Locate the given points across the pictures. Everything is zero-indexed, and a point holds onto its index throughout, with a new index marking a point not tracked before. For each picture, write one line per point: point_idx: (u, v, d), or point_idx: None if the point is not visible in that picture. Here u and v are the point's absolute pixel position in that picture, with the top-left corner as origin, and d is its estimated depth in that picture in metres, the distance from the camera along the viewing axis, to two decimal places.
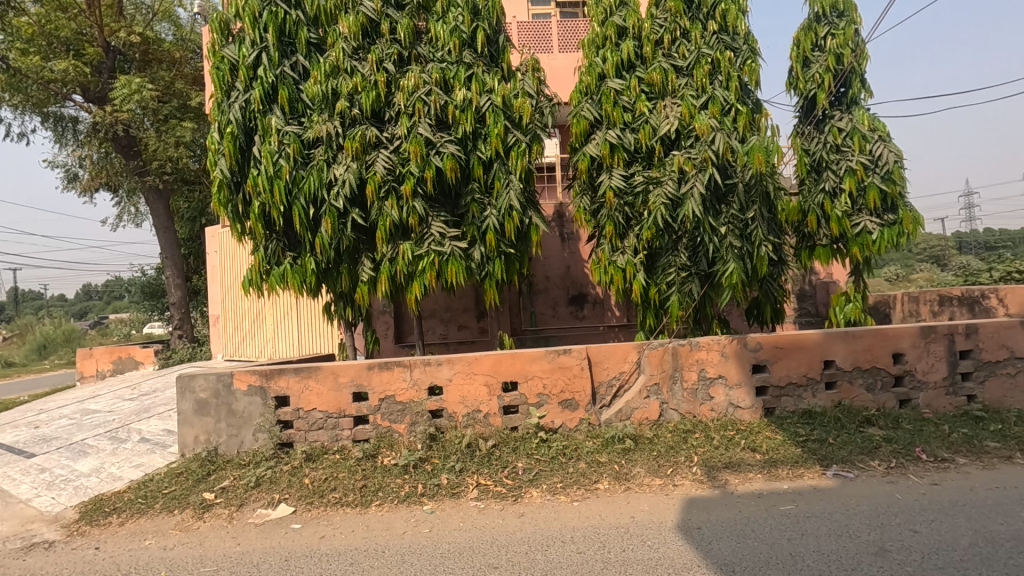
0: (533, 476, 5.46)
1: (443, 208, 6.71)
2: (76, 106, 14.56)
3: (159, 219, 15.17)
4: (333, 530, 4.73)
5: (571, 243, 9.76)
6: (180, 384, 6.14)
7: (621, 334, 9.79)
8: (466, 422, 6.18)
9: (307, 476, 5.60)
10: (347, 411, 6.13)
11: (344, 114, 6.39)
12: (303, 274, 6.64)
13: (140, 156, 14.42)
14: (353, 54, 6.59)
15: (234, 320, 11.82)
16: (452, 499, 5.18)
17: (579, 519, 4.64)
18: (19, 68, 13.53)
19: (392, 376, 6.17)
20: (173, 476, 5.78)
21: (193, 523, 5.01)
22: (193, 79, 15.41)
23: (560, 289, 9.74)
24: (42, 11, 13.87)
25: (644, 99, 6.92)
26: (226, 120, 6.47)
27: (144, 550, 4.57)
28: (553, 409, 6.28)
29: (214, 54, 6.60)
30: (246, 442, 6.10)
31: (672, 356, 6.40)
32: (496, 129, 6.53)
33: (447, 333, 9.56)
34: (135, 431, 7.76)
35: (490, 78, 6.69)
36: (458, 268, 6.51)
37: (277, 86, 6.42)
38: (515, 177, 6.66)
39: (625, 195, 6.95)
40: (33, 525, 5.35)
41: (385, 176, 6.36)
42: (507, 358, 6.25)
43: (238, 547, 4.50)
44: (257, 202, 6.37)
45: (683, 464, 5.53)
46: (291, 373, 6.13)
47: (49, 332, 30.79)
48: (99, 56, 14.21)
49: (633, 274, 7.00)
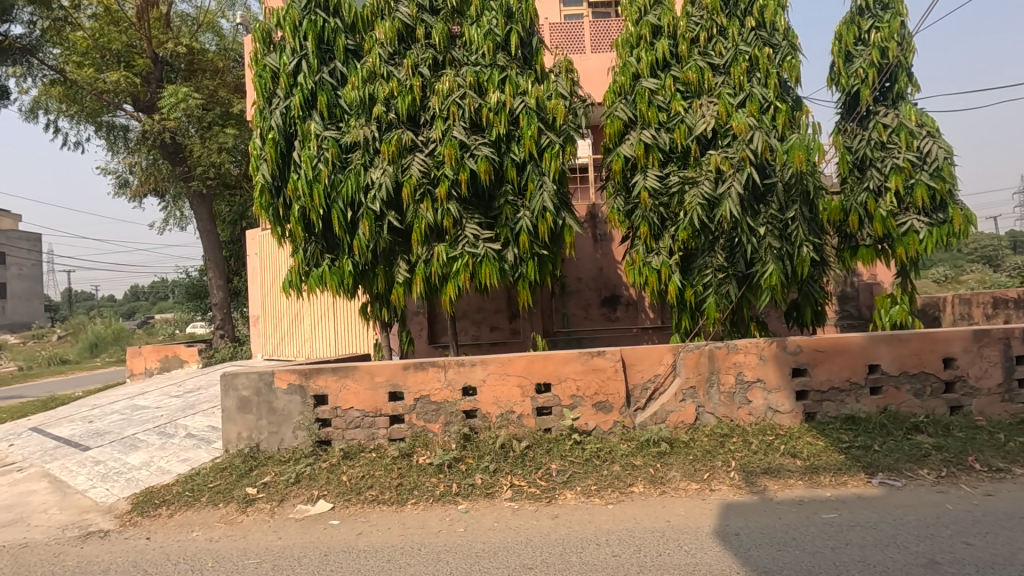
0: (567, 478, 5.45)
1: (476, 210, 6.77)
2: (127, 115, 15.25)
3: (203, 222, 15.72)
4: (370, 527, 4.82)
5: (604, 244, 9.68)
6: (224, 382, 6.36)
7: (655, 336, 9.67)
8: (500, 423, 6.22)
9: (345, 473, 5.73)
10: (383, 411, 6.24)
11: (380, 118, 6.51)
12: (341, 275, 6.78)
13: (185, 162, 14.98)
14: (389, 60, 6.71)
15: (274, 320, 12.16)
16: (487, 499, 5.22)
17: (613, 522, 4.61)
18: (75, 80, 14.36)
19: (427, 376, 6.25)
20: (218, 471, 5.99)
21: (236, 516, 5.19)
22: (235, 87, 15.76)
23: (593, 290, 9.69)
24: (97, 26, 14.64)
25: (680, 98, 6.83)
26: (268, 127, 6.66)
27: (191, 541, 4.75)
28: (587, 411, 6.25)
29: (257, 62, 6.80)
30: (286, 439, 6.27)
31: (709, 359, 6.30)
32: (530, 130, 6.56)
33: (480, 334, 9.63)
34: (181, 427, 8.06)
35: (523, 81, 6.72)
36: (492, 270, 6.56)
37: (316, 93, 6.58)
38: (549, 178, 6.66)
39: (660, 196, 6.86)
40: (89, 515, 5.63)
41: (420, 179, 6.45)
42: (541, 359, 6.27)
43: (280, 541, 4.63)
44: (297, 206, 6.55)
45: (720, 468, 5.44)
46: (329, 372, 6.28)
47: (100, 331, 32.21)
48: (148, 67, 14.84)
49: (668, 275, 6.90)
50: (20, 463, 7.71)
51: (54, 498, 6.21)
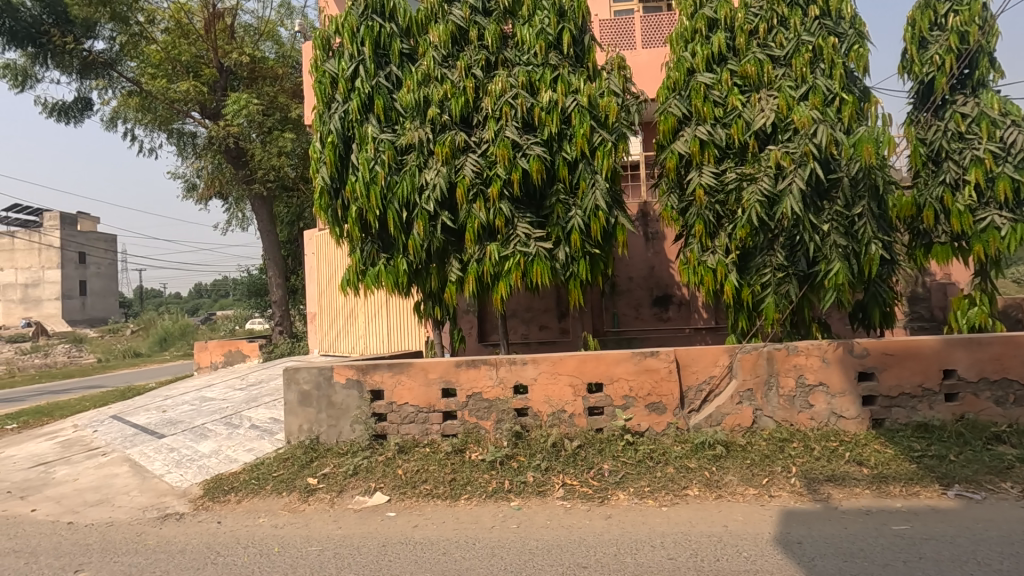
0: (620, 479, 5.41)
1: (528, 209, 6.80)
2: (195, 122, 16.09)
3: (263, 223, 16.46)
4: (425, 520, 4.94)
5: (656, 242, 9.53)
6: (286, 376, 6.63)
7: (708, 337, 9.44)
8: (552, 421, 6.22)
9: (400, 467, 5.88)
10: (436, 407, 6.37)
11: (434, 120, 6.64)
12: (396, 275, 6.95)
13: (247, 165, 15.73)
14: (443, 62, 6.82)
15: (330, 317, 12.60)
16: (539, 497, 5.24)
17: (668, 524, 4.55)
18: (149, 91, 15.33)
19: (479, 374, 6.33)
20: (281, 461, 6.27)
21: (299, 505, 5.42)
22: (293, 93, 16.39)
23: (644, 290, 9.55)
24: (169, 39, 15.54)
25: (737, 92, 6.64)
26: (327, 130, 6.90)
27: (259, 526, 5.00)
28: (640, 412, 6.18)
29: (317, 68, 7.03)
30: (344, 432, 6.49)
31: (767, 361, 6.10)
32: (582, 129, 6.54)
33: (529, 333, 9.66)
34: (246, 418, 8.47)
35: (575, 79, 6.71)
36: (544, 269, 6.58)
37: (373, 96, 6.76)
38: (601, 177, 6.63)
39: (716, 193, 6.69)
40: (166, 498, 6.02)
41: (473, 179, 6.53)
42: (593, 359, 6.24)
43: (340, 530, 4.81)
44: (355, 207, 6.76)
45: (780, 474, 5.26)
46: (385, 368, 6.46)
47: (169, 326, 34.30)
48: (214, 76, 15.69)
49: (724, 274, 6.72)
50: (104, 448, 8.32)
51: (134, 481, 6.67)
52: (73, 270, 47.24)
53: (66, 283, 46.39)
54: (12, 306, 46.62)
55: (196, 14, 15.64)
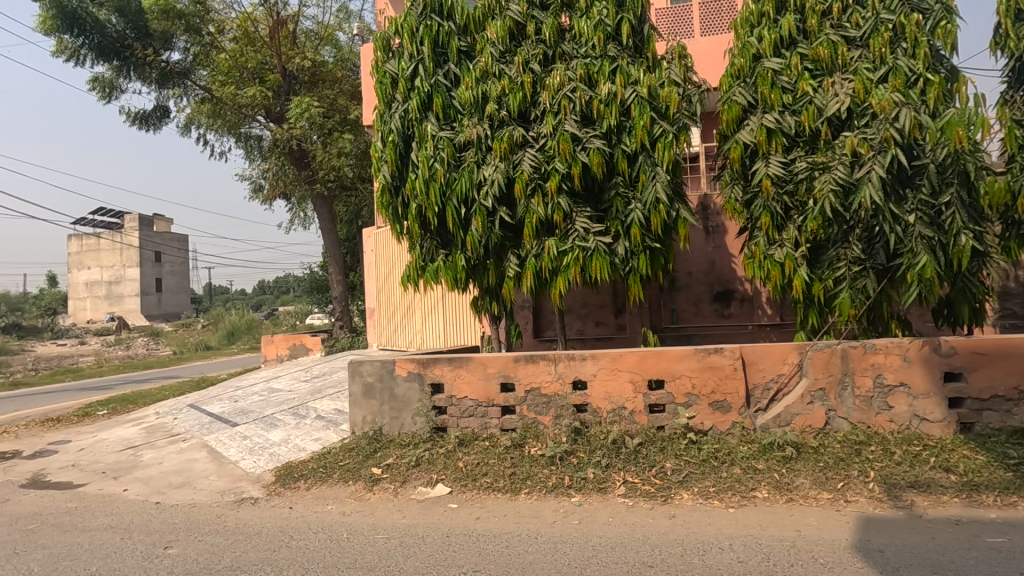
0: (684, 478, 5.28)
1: (587, 204, 6.73)
2: (261, 126, 16.86)
3: (324, 222, 17.09)
4: (487, 512, 4.99)
5: (717, 236, 9.23)
6: (351, 368, 6.84)
7: (773, 334, 9.06)
8: (612, 418, 6.15)
9: (461, 459, 5.97)
10: (495, 401, 6.42)
11: (493, 116, 6.66)
12: (454, 270, 7.04)
13: (309, 167, 16.36)
14: (500, 58, 6.84)
15: (389, 312, 12.93)
16: (600, 494, 5.20)
17: (736, 526, 4.41)
18: (220, 97, 16.19)
19: (538, 369, 6.33)
20: (346, 451, 6.48)
21: (365, 493, 5.61)
22: (352, 94, 16.89)
23: (703, 285, 9.28)
24: (237, 47, 16.35)
25: (808, 77, 6.33)
26: (388, 130, 7.05)
27: (328, 513, 5.20)
28: (703, 410, 6.01)
29: (377, 69, 7.18)
30: (406, 424, 6.64)
31: (841, 359, 5.81)
32: (642, 121, 6.41)
33: (585, 329, 9.58)
34: (312, 409, 8.82)
35: (635, 70, 6.58)
36: (603, 263, 6.52)
37: (432, 95, 6.86)
38: (662, 169, 6.48)
39: (784, 183, 6.42)
40: (242, 483, 6.36)
41: (532, 174, 6.53)
42: (653, 355, 6.12)
43: (404, 519, 4.94)
44: (414, 204, 6.88)
45: (856, 478, 5.00)
46: (444, 362, 6.57)
47: (236, 321, 36.26)
48: (278, 81, 16.42)
49: (794, 268, 6.43)
50: (184, 434, 8.87)
51: (213, 466, 7.08)
52: (150, 269, 50.58)
53: (145, 281, 49.83)
54: (98, 302, 50.52)
55: (261, 22, 16.36)
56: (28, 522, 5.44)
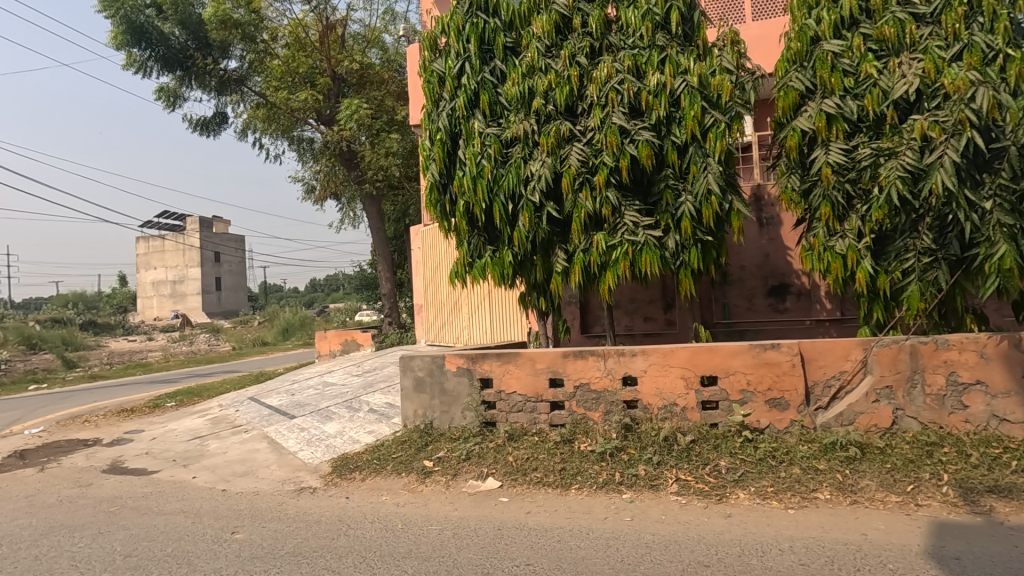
0: (739, 477, 5.13)
1: (635, 197, 6.62)
2: (312, 129, 17.42)
3: (373, 221, 17.54)
4: (538, 507, 5.01)
5: (771, 228, 8.90)
6: (401, 363, 6.98)
7: (833, 329, 8.70)
8: (663, 415, 6.05)
9: (511, 454, 6.01)
10: (544, 396, 6.41)
11: (539, 111, 6.64)
12: (502, 266, 7.06)
13: (359, 167, 16.80)
14: (547, 52, 6.81)
15: (436, 308, 13.14)
16: (652, 491, 5.13)
17: (797, 528, 4.26)
18: (274, 102, 16.82)
19: (587, 365, 6.29)
20: (399, 443, 6.64)
21: (418, 486, 5.73)
22: (398, 95, 17.23)
23: (757, 279, 8.98)
24: (289, 53, 16.94)
25: (872, 59, 6.02)
26: (436, 128, 7.14)
27: (383, 503, 5.35)
28: (760, 408, 5.83)
29: (425, 69, 7.27)
30: (456, 418, 6.74)
31: (910, 356, 5.54)
32: (692, 111, 6.26)
33: (634, 324, 9.44)
34: (364, 402, 9.08)
35: (684, 59, 6.43)
36: (653, 257, 6.42)
37: (478, 92, 6.90)
38: (713, 160, 6.31)
39: (846, 171, 6.13)
40: (301, 473, 6.62)
41: (579, 169, 6.48)
42: (706, 351, 5.99)
43: (457, 512, 5.02)
44: (462, 201, 6.95)
45: (927, 481, 4.74)
46: (493, 357, 6.61)
47: (291, 318, 37.75)
48: (328, 85, 16.93)
49: (857, 260, 6.14)
50: (246, 425, 9.31)
51: (273, 456, 7.40)
52: (211, 268, 53.22)
53: (206, 280, 52.48)
54: (164, 300, 53.57)
55: (312, 28, 16.89)
56: (109, 504, 5.85)
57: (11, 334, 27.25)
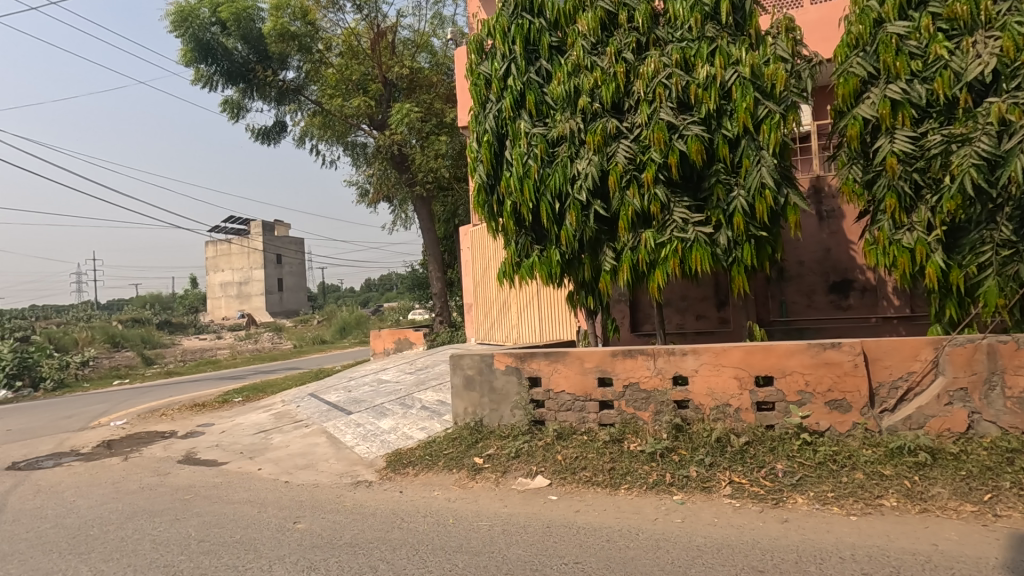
0: (797, 481, 4.95)
1: (685, 193, 6.50)
2: (365, 134, 17.96)
3: (424, 222, 17.95)
4: (586, 506, 5.02)
5: (832, 221, 8.50)
6: (452, 361, 7.12)
7: (901, 327, 8.24)
8: (715, 415, 5.91)
9: (560, 452, 6.03)
10: (593, 396, 6.39)
11: (585, 109, 6.61)
12: (549, 265, 7.07)
13: (409, 170, 17.22)
14: (592, 50, 6.76)
15: (485, 308, 13.31)
16: (704, 493, 5.03)
17: (859, 535, 4.08)
18: (329, 110, 17.44)
19: (636, 364, 6.23)
20: (450, 440, 6.78)
21: (468, 482, 5.85)
22: (447, 97, 17.55)
23: (817, 275, 8.60)
24: (343, 62, 17.52)
25: (942, 39, 5.66)
26: (483, 130, 7.23)
27: (435, 498, 5.50)
28: (819, 410, 5.60)
29: (471, 72, 7.37)
30: (505, 416, 6.82)
31: (987, 356, 5.21)
32: (744, 102, 6.08)
33: (685, 322, 9.25)
34: (417, 399, 9.32)
35: (736, 49, 6.25)
36: (703, 254, 6.29)
37: (524, 93, 6.94)
38: (767, 153, 6.10)
39: (913, 160, 5.79)
40: (357, 467, 6.88)
41: (626, 166, 6.41)
42: (761, 350, 5.80)
43: (506, 508, 5.10)
44: (510, 201, 7.01)
45: (1007, 491, 4.43)
46: (541, 356, 6.65)
47: (347, 317, 39.17)
48: (380, 90, 17.43)
49: (926, 254, 5.81)
50: (307, 420, 9.74)
51: (332, 451, 7.72)
52: (273, 270, 55.82)
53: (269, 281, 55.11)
54: (231, 301, 56.60)
55: (363, 36, 17.42)
56: (184, 493, 6.28)
57: (97, 334, 29.53)
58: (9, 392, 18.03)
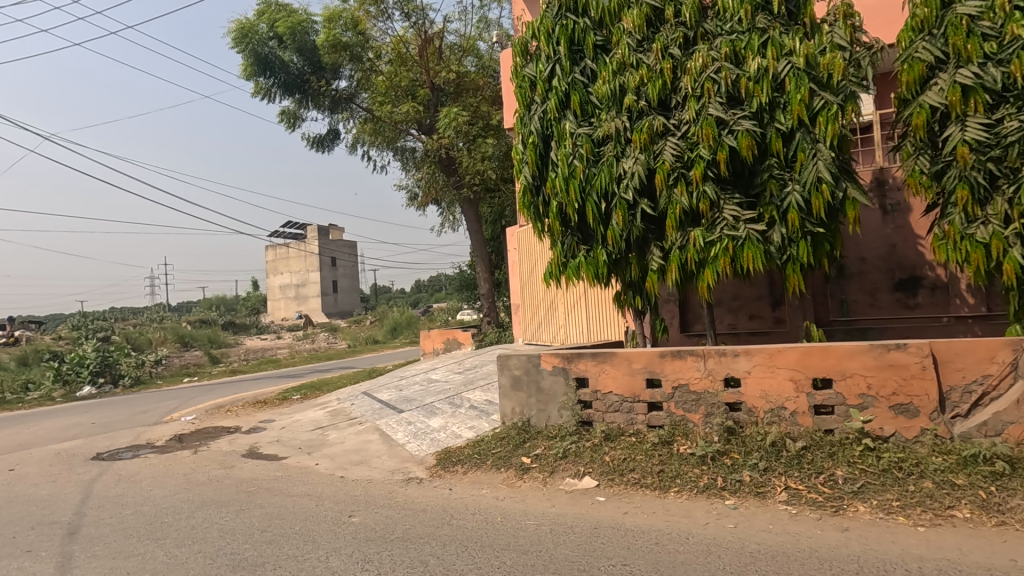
0: (859, 488, 4.74)
1: (735, 189, 6.33)
2: (414, 139, 18.34)
3: (471, 224, 18.21)
4: (635, 508, 4.97)
5: (897, 215, 8.05)
6: (499, 362, 7.19)
7: (976, 327, 7.72)
8: (770, 418, 5.73)
9: (608, 454, 5.99)
10: (641, 397, 6.32)
11: (631, 107, 6.55)
12: (596, 265, 7.03)
13: (457, 172, 17.48)
14: (638, 47, 6.68)
15: (532, 308, 13.36)
16: (758, 498, 4.89)
17: (928, 547, 3.87)
18: (379, 116, 17.90)
19: (685, 365, 6.11)
20: (498, 439, 6.86)
21: (516, 481, 5.90)
22: (493, 100, 17.72)
23: (881, 272, 8.17)
24: (392, 69, 17.96)
25: (1020, 18, 5.28)
26: (528, 132, 7.27)
27: (484, 496, 5.58)
28: (883, 414, 5.33)
29: (517, 74, 7.43)
30: (552, 416, 6.84)
31: None
32: (799, 94, 5.86)
33: (738, 322, 8.98)
34: (466, 399, 9.47)
35: (789, 39, 6.03)
36: (756, 253, 6.10)
37: (569, 93, 6.93)
38: (824, 145, 5.86)
39: (987, 148, 5.43)
40: (408, 464, 7.07)
41: (674, 163, 6.31)
42: (819, 351, 5.58)
43: (554, 508, 5.12)
44: (555, 202, 7.02)
45: None
46: (588, 357, 6.63)
47: (398, 317, 40.17)
48: (428, 95, 17.79)
49: (1004, 249, 5.43)
50: (360, 418, 10.08)
51: (384, 448, 7.96)
52: (328, 272, 57.90)
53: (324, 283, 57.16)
54: (290, 303, 59.05)
55: (412, 43, 17.80)
56: (248, 485, 6.64)
57: (168, 334, 31.51)
58: (93, 388, 19.54)
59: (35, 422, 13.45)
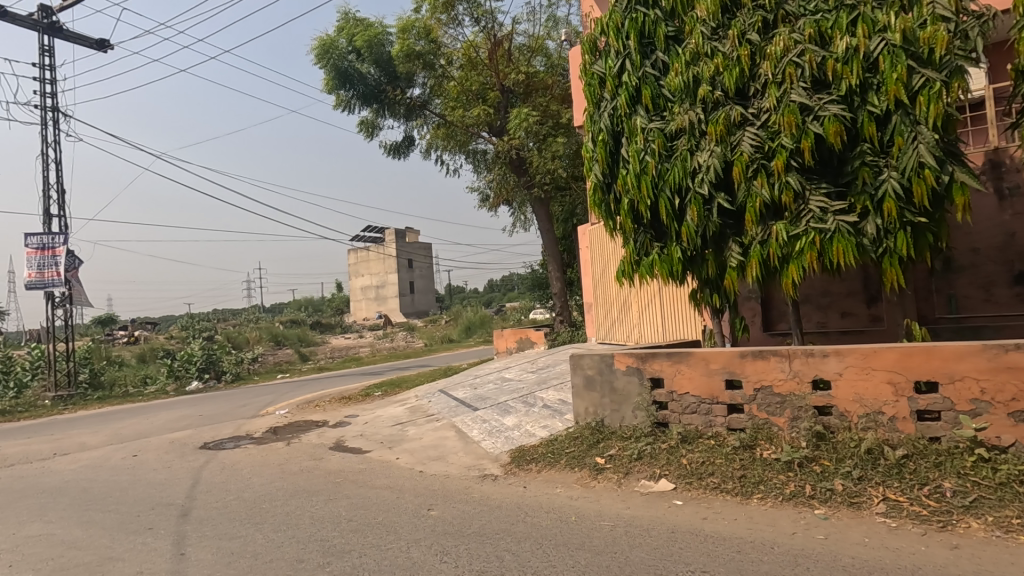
0: (971, 502, 4.31)
1: (822, 179, 5.95)
2: (485, 141, 18.57)
3: (542, 223, 18.26)
4: (714, 513, 4.80)
5: (1016, 201, 7.21)
6: (571, 361, 7.16)
7: None
8: (865, 424, 5.35)
9: (685, 456, 5.82)
10: (720, 399, 6.09)
11: (706, 98, 6.32)
12: (670, 263, 6.84)
13: (527, 172, 17.57)
14: (713, 35, 6.44)
15: (605, 307, 13.20)
16: (852, 509, 4.57)
17: None
18: (451, 121, 18.33)
19: (768, 366, 5.83)
20: (571, 438, 6.84)
21: (590, 481, 5.87)
22: (563, 98, 17.73)
23: (997, 264, 7.37)
24: (463, 74, 18.35)
25: None
26: (598, 129, 7.19)
27: (557, 495, 5.60)
28: (1000, 422, 4.82)
29: (586, 72, 7.36)
30: (626, 417, 6.74)
31: None
32: (895, 73, 5.41)
33: (828, 321, 8.42)
34: (539, 398, 9.52)
35: (883, 14, 5.58)
36: (847, 246, 5.71)
37: (640, 87, 6.79)
38: (925, 127, 5.37)
39: None
40: (483, 461, 7.23)
41: (753, 155, 6.02)
42: (921, 352, 5.13)
43: (629, 510, 5.05)
44: (627, 199, 6.91)
45: None
46: (663, 357, 6.46)
47: (472, 317, 41.02)
48: (498, 97, 18.04)
49: None
50: (437, 415, 10.40)
51: (460, 444, 8.18)
52: (406, 274, 60.08)
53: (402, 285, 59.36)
54: (370, 304, 61.86)
55: (482, 46, 18.08)
56: (335, 476, 7.05)
57: (263, 334, 33.97)
58: (200, 383, 21.45)
59: (153, 413, 14.93)
